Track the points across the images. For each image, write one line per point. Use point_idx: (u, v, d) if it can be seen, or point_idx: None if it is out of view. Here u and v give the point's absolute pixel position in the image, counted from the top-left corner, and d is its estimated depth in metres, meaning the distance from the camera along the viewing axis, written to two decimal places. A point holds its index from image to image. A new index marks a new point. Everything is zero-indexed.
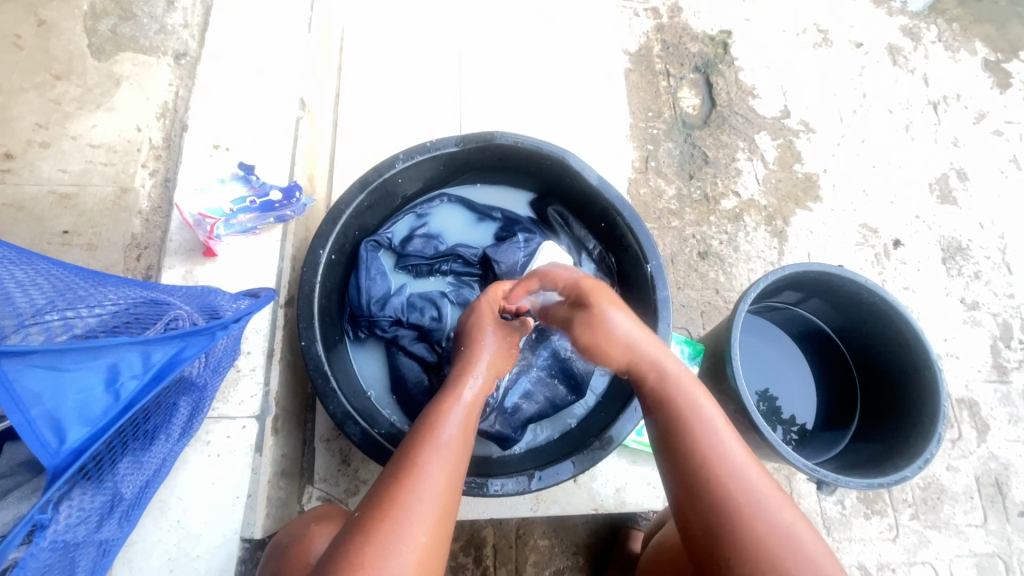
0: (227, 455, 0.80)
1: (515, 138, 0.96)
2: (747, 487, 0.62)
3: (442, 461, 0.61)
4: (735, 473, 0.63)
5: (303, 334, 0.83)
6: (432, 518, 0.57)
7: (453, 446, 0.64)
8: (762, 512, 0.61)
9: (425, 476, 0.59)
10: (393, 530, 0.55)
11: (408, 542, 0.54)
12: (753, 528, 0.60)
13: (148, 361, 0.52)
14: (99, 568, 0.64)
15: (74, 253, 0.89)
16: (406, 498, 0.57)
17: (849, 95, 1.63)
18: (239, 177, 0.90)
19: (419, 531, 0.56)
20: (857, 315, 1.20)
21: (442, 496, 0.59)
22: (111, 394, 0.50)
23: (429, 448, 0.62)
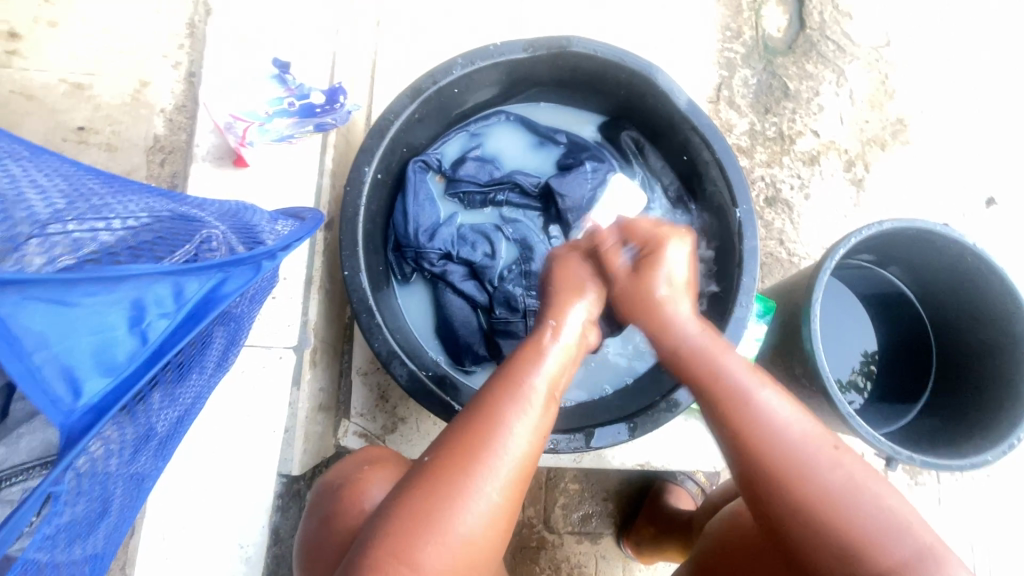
0: (264, 387, 0.74)
1: (594, 46, 0.81)
2: (829, 474, 0.55)
3: (529, 418, 0.56)
4: (805, 462, 0.55)
5: (346, 263, 0.74)
6: (510, 479, 0.53)
7: (543, 404, 0.58)
8: (840, 495, 0.54)
9: (508, 433, 0.55)
10: (465, 480, 0.52)
11: (482, 498, 0.51)
12: (835, 517, 0.54)
13: (181, 296, 0.43)
14: (135, 497, 0.60)
15: (92, 154, 0.80)
16: (488, 452, 0.53)
17: (962, 22, 1.38)
18: (273, 76, 0.76)
19: (492, 487, 0.52)
20: (947, 283, 1.05)
21: (524, 457, 0.55)
22: (136, 335, 0.41)
23: (517, 401, 0.57)
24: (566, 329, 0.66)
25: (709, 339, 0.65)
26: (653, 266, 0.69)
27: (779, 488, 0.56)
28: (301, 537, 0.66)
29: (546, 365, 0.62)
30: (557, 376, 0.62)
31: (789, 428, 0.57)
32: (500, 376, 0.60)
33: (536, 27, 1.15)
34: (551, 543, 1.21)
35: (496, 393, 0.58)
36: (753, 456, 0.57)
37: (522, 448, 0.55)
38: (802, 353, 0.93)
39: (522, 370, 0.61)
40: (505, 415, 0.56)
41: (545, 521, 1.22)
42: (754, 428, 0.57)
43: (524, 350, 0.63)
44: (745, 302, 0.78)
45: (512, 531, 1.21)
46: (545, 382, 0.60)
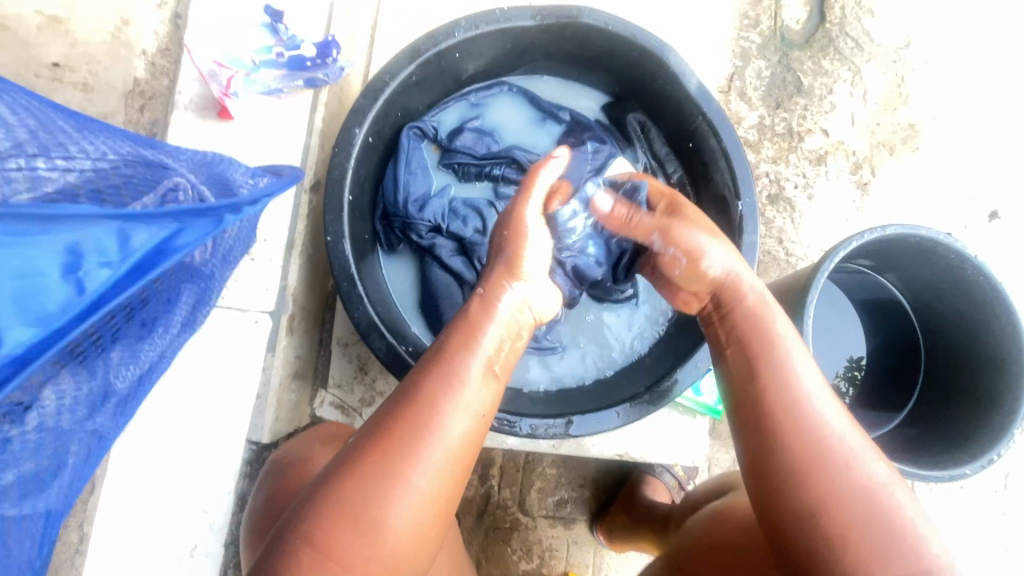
0: (237, 351, 0.71)
1: (606, 19, 0.77)
2: (852, 474, 0.52)
3: (463, 402, 0.53)
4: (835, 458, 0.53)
5: (329, 228, 0.70)
6: (440, 470, 0.51)
7: (478, 386, 0.55)
8: (859, 499, 0.51)
9: (440, 421, 0.51)
10: (393, 471, 0.49)
11: (410, 490, 0.49)
12: (849, 521, 0.50)
13: (126, 245, 0.39)
14: (93, 455, 0.58)
15: (66, 93, 0.75)
16: (418, 441, 0.50)
17: (985, 28, 1.34)
18: (264, 24, 0.75)
19: (421, 478, 0.49)
20: (943, 295, 1.03)
21: (458, 445, 0.52)
22: (72, 284, 0.37)
23: (450, 383, 0.53)
24: (502, 304, 0.62)
25: (746, 326, 0.63)
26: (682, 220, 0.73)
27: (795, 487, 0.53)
28: (261, 508, 0.64)
29: (484, 345, 0.58)
30: (497, 360, 0.58)
31: (822, 424, 0.55)
32: (435, 352, 0.57)
33: None
34: (524, 525, 1.21)
35: (429, 373, 0.54)
36: (773, 451, 0.55)
37: (456, 434, 0.52)
38: None
39: (455, 348, 0.57)
40: (438, 400, 0.52)
41: (520, 503, 1.21)
42: (782, 417, 0.56)
43: (459, 327, 0.59)
44: None
45: (486, 511, 1.21)
46: (481, 360, 0.56)
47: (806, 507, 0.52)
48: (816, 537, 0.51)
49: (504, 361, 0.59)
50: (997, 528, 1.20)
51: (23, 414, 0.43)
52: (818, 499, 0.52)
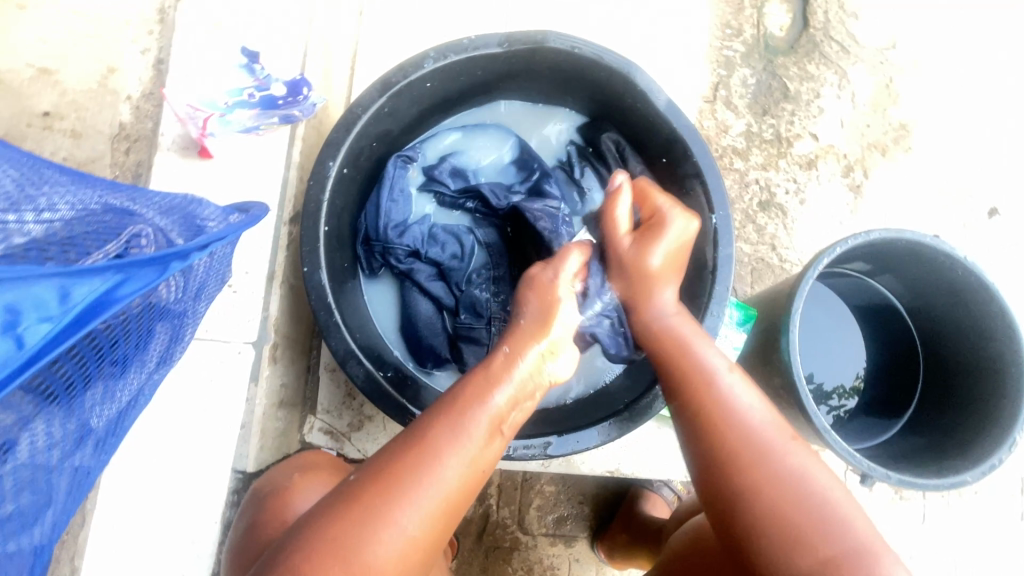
0: (221, 382, 0.73)
1: (573, 43, 0.78)
2: (782, 461, 0.58)
3: (465, 451, 0.55)
4: (760, 446, 0.59)
5: (306, 259, 0.72)
6: (432, 513, 0.52)
7: (484, 438, 0.57)
8: (788, 485, 0.57)
9: (441, 469, 0.53)
10: (387, 509, 0.51)
11: (398, 529, 0.50)
12: (782, 504, 0.56)
13: (67, 299, 0.39)
14: (78, 491, 0.59)
15: (57, 140, 0.79)
16: (417, 482, 0.52)
17: (974, 24, 1.33)
18: (242, 65, 0.76)
19: (411, 519, 0.51)
20: (941, 298, 1.00)
21: (452, 493, 0.53)
22: (11, 340, 0.36)
23: (452, 433, 0.55)
24: (522, 362, 0.63)
25: (678, 321, 0.70)
26: (651, 241, 0.73)
27: (729, 478, 0.59)
28: (235, 542, 0.65)
29: (497, 398, 0.59)
30: (506, 417, 0.60)
31: (755, 419, 0.61)
32: (448, 402, 0.58)
33: (524, 23, 1.13)
34: (523, 544, 1.20)
35: (440, 420, 0.56)
36: (715, 447, 0.60)
37: (452, 483, 0.53)
38: (779, 364, 0.90)
39: (469, 398, 0.58)
40: (443, 448, 0.54)
41: (519, 522, 1.21)
42: (713, 411, 0.62)
43: (476, 377, 0.61)
44: (716, 312, 0.76)
45: (485, 531, 1.20)
46: (489, 416, 0.57)
47: (734, 491, 0.59)
48: (743, 520, 0.58)
49: (512, 416, 0.60)
50: (1015, 534, 1.16)
51: (4, 456, 0.44)
52: (754, 486, 0.58)
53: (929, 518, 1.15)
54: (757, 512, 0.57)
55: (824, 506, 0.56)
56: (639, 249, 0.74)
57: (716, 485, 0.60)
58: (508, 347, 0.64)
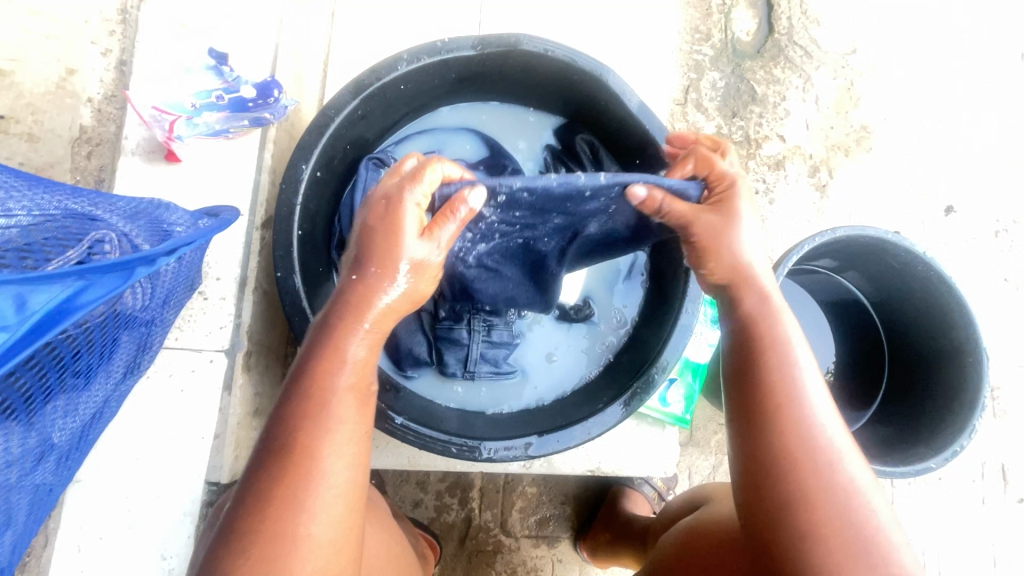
0: (193, 392, 0.71)
1: (545, 45, 0.79)
2: (836, 476, 0.53)
3: (340, 435, 0.52)
4: (822, 458, 0.54)
5: (279, 264, 0.71)
6: (338, 511, 0.51)
7: (353, 412, 0.54)
8: (838, 503, 0.52)
9: (324, 467, 0.51)
10: (287, 526, 0.49)
11: (310, 542, 0.49)
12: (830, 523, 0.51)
13: (25, 307, 0.37)
14: (41, 508, 0.57)
15: (12, 144, 0.76)
16: (304, 490, 0.50)
17: (928, 30, 1.39)
18: (209, 67, 0.75)
19: (317, 528, 0.49)
20: (902, 292, 1.04)
21: (343, 480, 0.52)
22: None
23: (319, 423, 0.52)
24: (371, 316, 0.58)
25: (766, 321, 0.61)
26: (732, 210, 0.63)
27: (777, 480, 0.54)
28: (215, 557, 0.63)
29: (351, 365, 0.56)
30: (365, 377, 0.56)
31: (822, 432, 0.55)
32: (301, 396, 0.53)
33: (497, 26, 1.13)
34: (507, 547, 1.20)
35: (303, 412, 0.53)
36: (774, 447, 0.55)
37: (341, 473, 0.52)
38: None
39: (325, 380, 0.54)
40: (316, 445, 0.51)
41: (502, 525, 1.20)
42: (782, 403, 0.56)
43: (320, 351, 0.56)
44: (691, 309, 0.77)
45: (468, 535, 1.19)
46: (349, 388, 0.55)
47: (784, 498, 0.53)
48: (787, 535, 0.52)
49: (372, 375, 0.57)
50: (976, 517, 1.21)
51: None
52: (809, 497, 0.52)
53: (898, 505, 1.19)
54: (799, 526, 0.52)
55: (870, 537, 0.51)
56: (723, 224, 0.63)
57: (765, 485, 0.54)
58: (356, 274, 0.59)
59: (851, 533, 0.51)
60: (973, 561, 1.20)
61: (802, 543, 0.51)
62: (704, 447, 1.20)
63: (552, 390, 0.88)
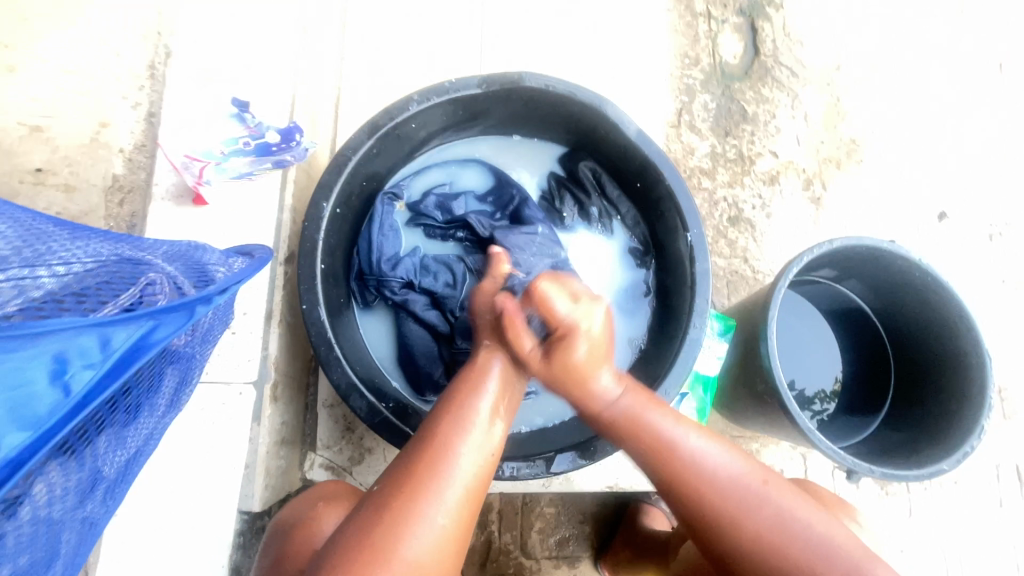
0: (225, 423, 0.74)
1: (547, 81, 0.84)
2: (762, 513, 0.61)
3: (474, 439, 0.61)
4: (736, 507, 0.62)
5: (304, 297, 0.75)
6: (459, 501, 0.57)
7: (487, 426, 0.63)
8: (767, 536, 0.61)
9: (456, 457, 0.59)
10: (414, 505, 0.55)
11: (429, 525, 0.54)
12: (753, 552, 0.61)
13: (107, 346, 0.41)
14: (83, 543, 0.59)
15: (49, 195, 0.80)
16: (439, 475, 0.57)
17: (908, 46, 1.46)
18: (234, 114, 0.77)
19: (439, 514, 0.55)
20: (902, 298, 1.08)
21: (470, 483, 0.58)
22: (59, 388, 0.39)
23: (460, 427, 0.62)
24: (499, 360, 0.71)
25: (631, 399, 0.70)
26: (566, 351, 0.71)
27: (703, 526, 0.63)
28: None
29: (489, 391, 0.67)
30: (500, 409, 0.66)
31: (716, 474, 0.63)
32: (443, 414, 0.63)
33: (496, 62, 1.20)
34: (528, 569, 1.20)
35: (445, 417, 0.63)
36: (691, 511, 0.63)
37: (469, 470, 0.59)
38: (762, 370, 0.94)
39: (465, 396, 0.66)
40: (454, 443, 0.60)
41: (522, 547, 1.21)
42: (679, 479, 0.64)
43: (465, 378, 0.69)
44: (699, 323, 0.81)
45: (488, 558, 1.20)
46: (487, 406, 0.65)
47: (714, 536, 0.63)
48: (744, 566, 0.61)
49: (505, 410, 0.67)
50: (995, 519, 1.21)
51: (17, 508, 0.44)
52: (733, 530, 0.62)
53: (916, 510, 1.20)
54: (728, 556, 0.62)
55: (807, 543, 0.60)
56: (566, 354, 0.71)
57: (697, 531, 0.64)
58: (487, 346, 0.74)
59: (790, 544, 0.60)
60: (996, 564, 1.20)
61: (753, 565, 0.61)
62: None
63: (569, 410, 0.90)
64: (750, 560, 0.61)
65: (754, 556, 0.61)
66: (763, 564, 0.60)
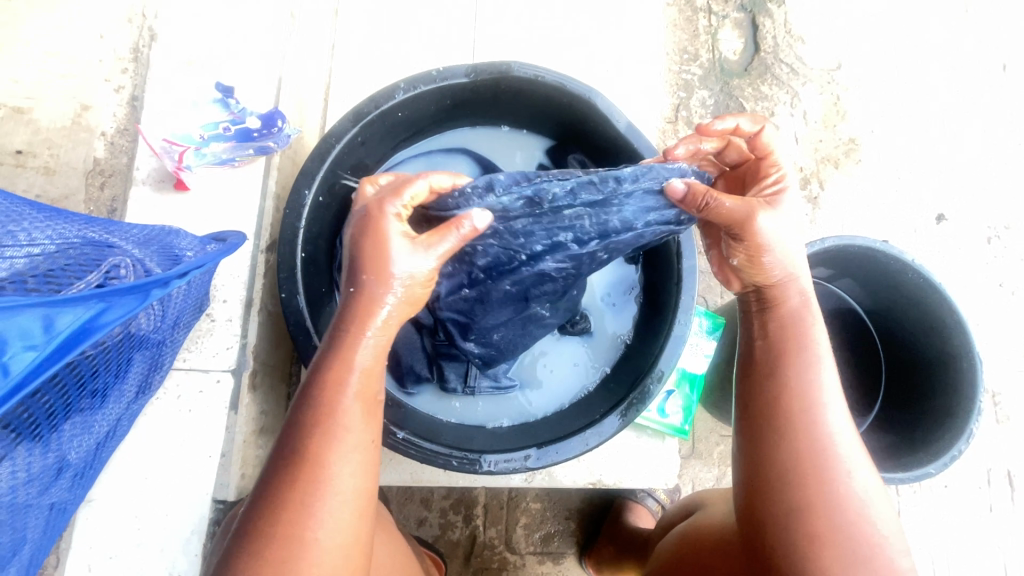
0: (201, 411, 0.74)
1: (535, 71, 0.83)
2: (846, 486, 0.58)
3: (345, 442, 0.55)
4: (828, 467, 0.59)
5: (283, 285, 0.74)
6: (345, 515, 0.54)
7: (355, 421, 0.56)
8: (845, 509, 0.57)
9: (330, 470, 0.54)
10: (297, 532, 0.52)
11: (317, 550, 0.52)
12: (832, 528, 0.57)
13: (50, 327, 0.41)
14: (54, 528, 0.58)
15: (30, 178, 0.80)
16: (313, 493, 0.53)
17: (911, 45, 1.44)
18: (218, 100, 0.78)
19: (324, 534, 0.52)
20: (894, 299, 1.07)
21: (353, 492, 0.54)
22: None
23: (324, 434, 0.54)
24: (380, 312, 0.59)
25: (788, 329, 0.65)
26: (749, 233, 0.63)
27: (786, 492, 0.59)
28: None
29: (355, 379, 0.57)
30: (371, 390, 0.58)
31: (826, 432, 0.60)
32: (310, 410, 0.56)
33: (490, 53, 1.18)
34: (512, 564, 1.20)
35: (308, 416, 0.55)
36: (786, 455, 0.60)
37: (348, 478, 0.54)
38: None
39: (331, 389, 0.56)
40: (323, 454, 0.54)
41: (507, 542, 1.20)
42: (800, 416, 0.60)
43: (329, 360, 0.57)
44: (683, 320, 0.80)
45: (473, 552, 1.20)
46: (353, 397, 0.56)
47: (793, 504, 0.58)
48: (794, 539, 0.58)
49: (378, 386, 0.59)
50: (984, 525, 1.20)
51: None
52: (812, 497, 0.58)
53: (905, 514, 1.19)
54: (802, 532, 0.58)
55: (866, 540, 0.57)
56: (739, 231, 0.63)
57: (768, 485, 0.60)
58: (353, 286, 0.59)
59: (854, 531, 0.57)
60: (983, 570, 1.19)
61: (806, 542, 0.57)
62: (707, 459, 1.19)
63: (552, 404, 0.90)
64: (808, 535, 0.57)
65: (814, 526, 0.57)
66: (816, 548, 0.57)
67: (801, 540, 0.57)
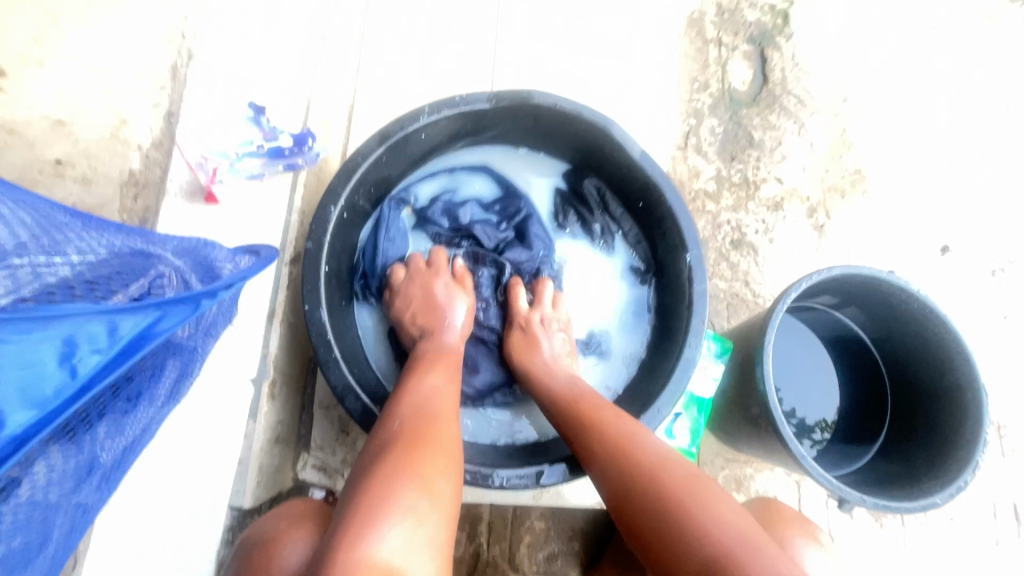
0: (221, 419, 0.75)
1: (555, 100, 0.86)
2: (674, 472, 0.62)
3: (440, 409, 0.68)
4: (654, 463, 0.64)
5: (307, 298, 0.76)
6: (447, 459, 0.61)
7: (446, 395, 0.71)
8: (691, 495, 0.60)
9: (433, 425, 0.64)
10: (409, 462, 0.58)
11: (429, 476, 0.58)
12: (683, 514, 0.58)
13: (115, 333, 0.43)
14: (76, 530, 0.59)
15: None
16: (420, 437, 0.62)
17: (915, 80, 1.48)
18: (249, 118, 0.86)
19: (433, 467, 0.59)
20: (898, 328, 1.08)
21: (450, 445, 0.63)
22: (66, 370, 0.40)
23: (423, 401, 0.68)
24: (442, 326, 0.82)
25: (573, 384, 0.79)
26: None
27: (635, 497, 0.62)
28: None
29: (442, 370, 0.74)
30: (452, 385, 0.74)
31: (635, 437, 0.67)
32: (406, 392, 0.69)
33: (507, 79, 1.23)
34: None
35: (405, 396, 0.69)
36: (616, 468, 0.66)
37: (447, 434, 0.64)
38: (757, 395, 0.95)
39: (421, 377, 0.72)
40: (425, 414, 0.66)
41: (510, 560, 1.20)
42: (608, 436, 0.69)
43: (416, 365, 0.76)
44: (694, 342, 0.81)
45: (476, 570, 1.19)
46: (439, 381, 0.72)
47: (647, 509, 0.61)
48: (665, 537, 0.58)
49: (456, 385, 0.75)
50: (990, 558, 1.20)
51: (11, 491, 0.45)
52: (653, 497, 0.61)
53: (909, 545, 1.19)
54: (668, 526, 0.59)
55: (727, 518, 0.57)
56: None
57: (622, 508, 0.64)
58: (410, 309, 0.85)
59: (705, 517, 0.57)
60: None
61: (673, 537, 0.58)
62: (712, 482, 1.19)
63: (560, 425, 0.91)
64: (670, 531, 0.58)
65: (670, 520, 0.59)
66: (680, 534, 0.57)
67: (671, 539, 0.58)
